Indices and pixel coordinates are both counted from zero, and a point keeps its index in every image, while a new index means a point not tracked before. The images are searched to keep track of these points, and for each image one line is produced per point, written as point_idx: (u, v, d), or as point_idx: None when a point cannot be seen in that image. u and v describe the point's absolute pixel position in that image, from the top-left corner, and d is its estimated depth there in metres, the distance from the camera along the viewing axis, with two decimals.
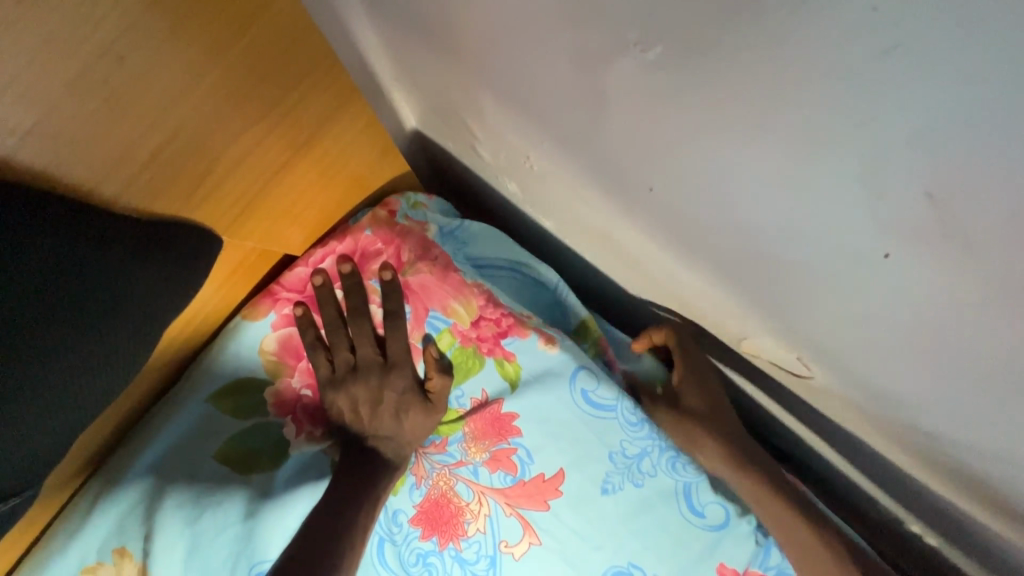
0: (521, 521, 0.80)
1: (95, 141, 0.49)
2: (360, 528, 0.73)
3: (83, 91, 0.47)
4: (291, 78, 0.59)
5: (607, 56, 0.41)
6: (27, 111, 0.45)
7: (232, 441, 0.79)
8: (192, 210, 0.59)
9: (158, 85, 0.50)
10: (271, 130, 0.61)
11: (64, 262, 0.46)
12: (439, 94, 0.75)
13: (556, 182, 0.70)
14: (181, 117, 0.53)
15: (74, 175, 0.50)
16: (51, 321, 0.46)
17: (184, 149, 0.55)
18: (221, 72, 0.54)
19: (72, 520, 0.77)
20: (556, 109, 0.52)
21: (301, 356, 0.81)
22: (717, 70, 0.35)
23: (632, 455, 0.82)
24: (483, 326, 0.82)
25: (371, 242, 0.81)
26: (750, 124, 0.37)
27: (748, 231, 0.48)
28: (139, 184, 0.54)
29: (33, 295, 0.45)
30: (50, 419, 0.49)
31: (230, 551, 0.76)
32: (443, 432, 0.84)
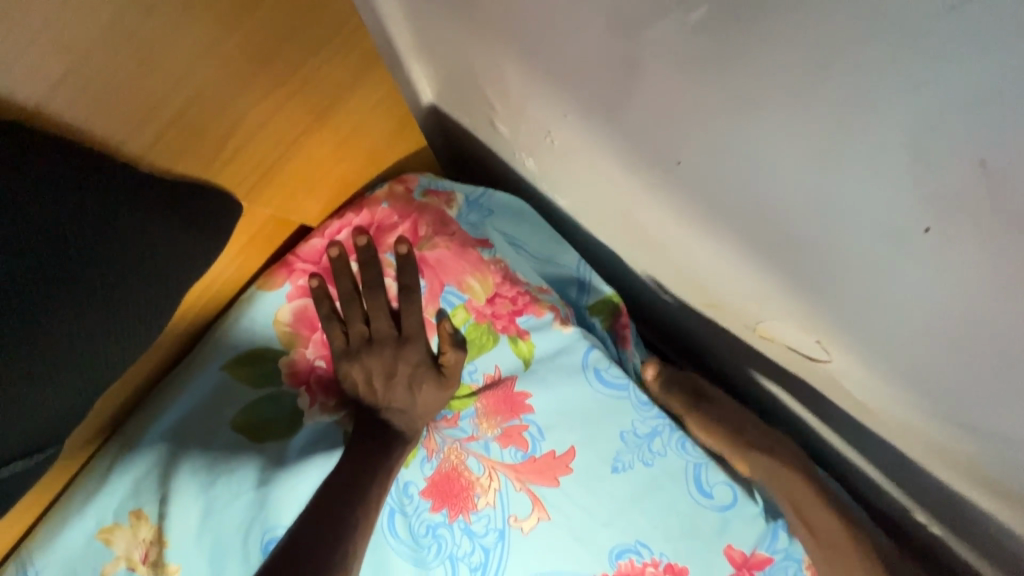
0: (531, 496, 0.81)
1: (121, 95, 0.49)
2: (373, 498, 0.74)
3: (112, 42, 0.47)
4: (316, 39, 0.58)
5: (645, 19, 0.39)
6: (58, 60, 0.45)
7: (246, 409, 0.80)
8: (213, 173, 0.58)
9: (185, 40, 0.50)
10: (295, 93, 0.60)
11: (81, 216, 0.46)
12: (461, 66, 0.74)
13: (578, 159, 0.69)
14: (206, 76, 0.53)
15: (100, 131, 0.49)
16: (69, 277, 0.46)
17: (210, 107, 0.55)
18: (247, 30, 0.53)
19: (89, 482, 0.78)
20: (585, 78, 0.51)
21: (316, 327, 0.81)
22: (764, 33, 0.34)
23: (643, 434, 0.83)
24: (498, 303, 0.82)
25: (387, 215, 0.81)
26: (794, 91, 0.36)
27: (778, 208, 0.47)
28: (163, 144, 0.53)
29: (48, 249, 0.44)
30: (69, 378, 0.49)
31: (244, 516, 0.77)
32: (454, 407, 0.85)
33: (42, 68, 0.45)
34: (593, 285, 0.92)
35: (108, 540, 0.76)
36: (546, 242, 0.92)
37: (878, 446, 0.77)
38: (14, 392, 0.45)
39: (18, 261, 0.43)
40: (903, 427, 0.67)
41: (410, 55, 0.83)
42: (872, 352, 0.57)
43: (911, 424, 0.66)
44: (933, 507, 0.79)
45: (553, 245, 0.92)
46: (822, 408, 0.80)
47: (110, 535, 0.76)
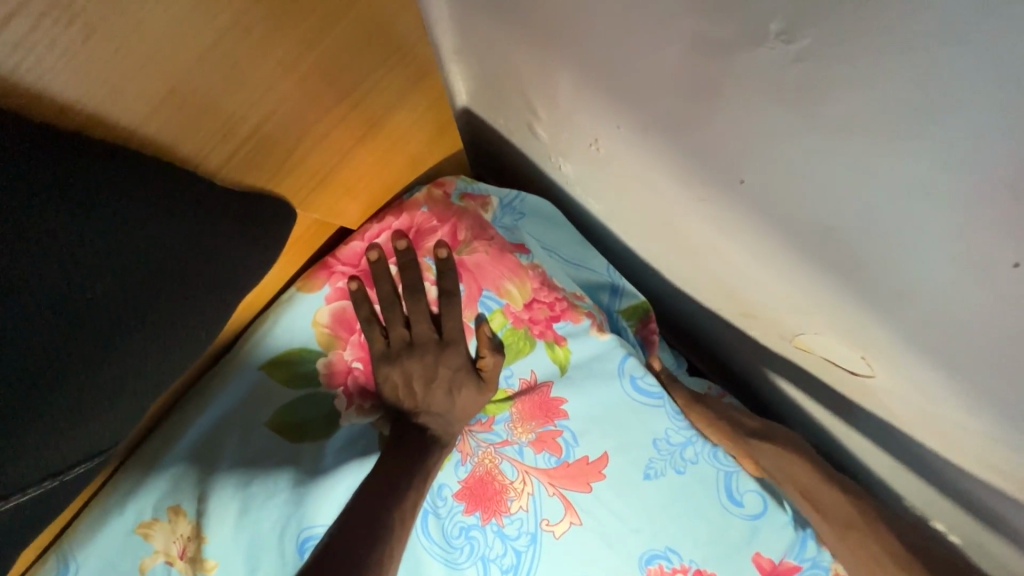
0: (563, 501, 0.82)
1: (205, 113, 0.49)
2: (411, 501, 0.75)
3: (204, 61, 0.46)
4: (385, 52, 0.58)
5: (738, 43, 0.40)
6: (152, 80, 0.44)
7: (285, 410, 0.81)
8: (277, 183, 0.58)
9: (270, 58, 0.49)
10: (360, 104, 0.60)
11: (156, 227, 0.45)
12: (508, 75, 0.75)
13: (625, 172, 0.70)
14: (284, 92, 0.53)
15: (182, 147, 0.49)
16: (144, 285, 0.45)
17: (283, 121, 0.55)
18: (325, 47, 0.53)
19: (129, 480, 0.78)
20: (656, 96, 0.52)
21: (354, 330, 0.82)
22: (868, 64, 0.34)
23: (676, 442, 0.84)
24: (536, 309, 0.82)
25: (426, 219, 0.81)
26: (889, 119, 0.37)
27: (848, 224, 0.48)
28: (237, 158, 0.53)
29: (125, 260, 0.44)
30: (125, 388, 0.48)
31: (279, 516, 0.77)
32: (489, 411, 0.85)
33: (135, 89, 0.44)
34: (626, 290, 0.91)
35: (148, 534, 0.76)
36: (577, 248, 0.92)
37: (908, 464, 0.77)
38: (86, 401, 0.45)
39: (96, 275, 0.42)
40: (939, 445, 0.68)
41: (452, 59, 0.83)
42: (927, 370, 0.58)
43: (954, 443, 0.66)
44: (959, 527, 0.79)
45: (585, 250, 0.91)
46: (853, 422, 0.80)
47: (149, 530, 0.76)
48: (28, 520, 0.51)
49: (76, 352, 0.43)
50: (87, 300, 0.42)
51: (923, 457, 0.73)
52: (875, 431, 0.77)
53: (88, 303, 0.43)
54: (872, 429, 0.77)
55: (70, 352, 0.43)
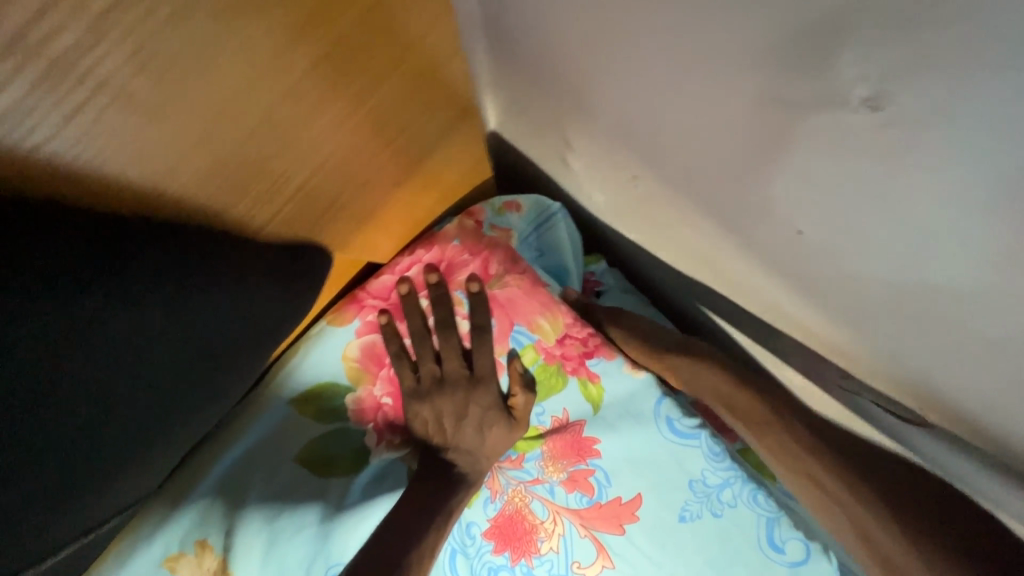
0: (595, 543, 0.79)
1: (255, 176, 0.48)
2: (429, 542, 0.72)
3: (260, 130, 0.45)
4: (428, 99, 0.57)
5: (816, 102, 0.37)
6: (210, 153, 0.44)
7: (314, 444, 0.79)
8: (319, 233, 0.58)
9: (320, 120, 0.49)
10: (400, 150, 0.60)
11: (202, 305, 0.43)
12: (546, 106, 0.72)
13: (668, 210, 0.67)
14: (331, 149, 0.52)
15: (233, 211, 0.48)
16: (183, 359, 0.44)
17: (328, 176, 0.54)
18: (371, 103, 0.52)
19: (156, 513, 0.77)
20: (712, 138, 0.49)
21: (383, 364, 0.81)
22: (966, 134, 0.31)
23: (713, 484, 0.80)
24: (568, 344, 0.82)
25: (457, 253, 0.81)
26: (974, 197, 0.33)
27: (921, 286, 0.43)
28: (284, 214, 0.53)
29: (167, 339, 0.42)
30: (163, 434, 0.48)
31: (308, 551, 0.76)
32: (520, 448, 0.83)
33: (185, 163, 0.43)
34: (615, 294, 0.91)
35: (174, 568, 0.74)
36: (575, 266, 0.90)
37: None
38: (123, 452, 0.45)
39: (137, 357, 0.41)
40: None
41: (486, 88, 0.81)
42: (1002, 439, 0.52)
43: None
44: None
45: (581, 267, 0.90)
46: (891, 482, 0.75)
47: (174, 565, 0.74)
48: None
49: (117, 419, 0.42)
50: (127, 373, 0.41)
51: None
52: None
53: (128, 376, 0.41)
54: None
55: (105, 423, 0.41)
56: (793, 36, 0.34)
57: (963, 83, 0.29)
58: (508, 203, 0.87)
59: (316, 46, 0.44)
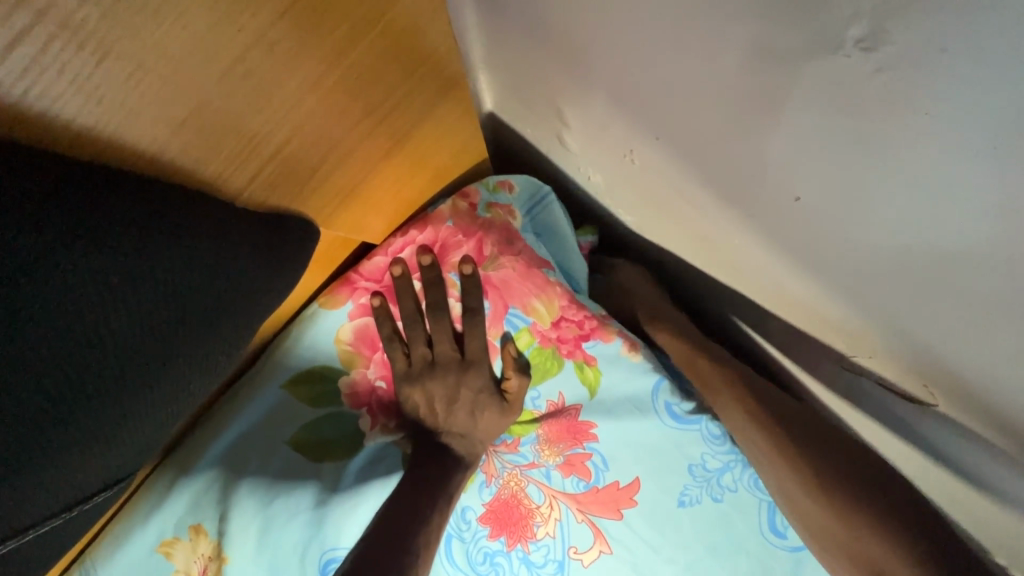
0: (592, 528, 0.78)
1: (229, 135, 0.47)
2: (435, 525, 0.72)
3: (231, 84, 0.44)
4: (412, 64, 0.56)
5: (808, 50, 0.35)
6: (179, 105, 0.43)
7: (307, 428, 0.79)
8: (301, 202, 0.57)
9: (296, 79, 0.48)
10: (385, 119, 0.58)
11: (175, 264, 0.42)
12: (539, 80, 0.71)
13: (664, 184, 0.66)
14: (309, 112, 0.51)
15: (207, 170, 0.48)
16: (161, 326, 0.43)
17: (308, 140, 0.53)
18: (350, 64, 0.51)
19: (150, 497, 0.76)
20: (706, 101, 0.47)
21: (376, 347, 0.80)
22: (965, 73, 0.29)
23: (712, 469, 0.79)
24: (564, 328, 0.81)
25: (451, 234, 0.79)
26: (972, 146, 0.32)
27: (922, 250, 0.42)
28: (262, 179, 0.52)
29: (141, 300, 0.41)
30: (148, 416, 0.46)
31: (302, 536, 0.75)
32: (515, 432, 0.82)
33: (154, 114, 0.42)
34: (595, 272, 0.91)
35: (169, 554, 0.74)
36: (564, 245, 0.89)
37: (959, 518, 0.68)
38: (106, 434, 0.43)
39: (112, 321, 0.40)
40: (1014, 506, 0.58)
41: (479, 63, 0.79)
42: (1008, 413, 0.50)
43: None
44: None
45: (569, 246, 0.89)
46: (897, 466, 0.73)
47: (170, 549, 0.75)
48: (39, 556, 0.50)
49: (94, 395, 0.40)
50: (101, 341, 0.39)
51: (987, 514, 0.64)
52: (920, 480, 0.69)
53: (102, 345, 0.40)
54: (914, 474, 0.69)
55: (82, 398, 0.40)
56: None
57: (961, 15, 0.27)
58: (503, 181, 0.85)
59: None
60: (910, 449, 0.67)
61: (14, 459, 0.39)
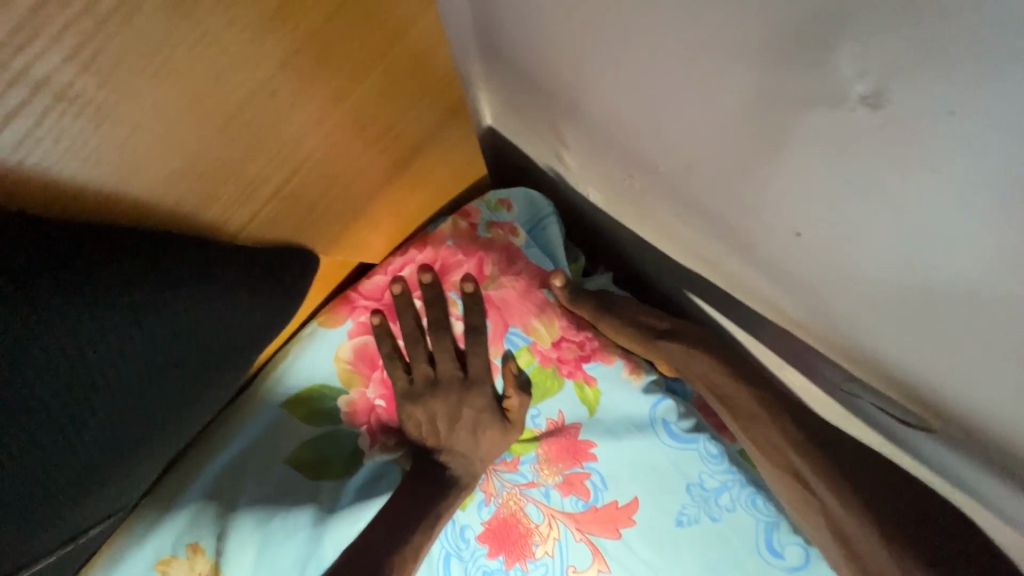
0: (591, 547, 0.78)
1: (228, 177, 0.47)
2: (416, 543, 0.72)
3: (231, 131, 0.44)
4: (413, 96, 0.56)
5: (813, 100, 0.35)
6: (177, 153, 0.42)
7: (306, 446, 0.79)
8: (301, 235, 0.57)
9: (296, 121, 0.48)
10: (384, 149, 0.58)
11: (178, 319, 0.42)
12: (539, 101, 0.71)
13: (663, 209, 0.66)
14: (309, 150, 0.51)
15: (206, 213, 0.47)
16: (155, 369, 0.42)
17: (310, 175, 0.53)
18: (350, 102, 0.51)
19: (146, 516, 0.75)
20: (707, 136, 0.47)
21: (376, 365, 0.80)
22: (975, 134, 0.29)
23: (710, 488, 0.79)
24: (564, 347, 0.81)
25: (451, 253, 0.80)
26: (976, 200, 0.32)
27: (922, 288, 0.41)
28: (262, 216, 0.52)
29: (134, 350, 0.40)
30: (145, 444, 0.47)
31: (301, 553, 0.75)
32: (515, 450, 0.82)
33: (150, 165, 0.41)
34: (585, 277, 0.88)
35: (165, 572, 0.73)
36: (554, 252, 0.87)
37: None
38: (104, 467, 0.44)
39: (104, 372, 0.39)
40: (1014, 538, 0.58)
41: (479, 81, 0.79)
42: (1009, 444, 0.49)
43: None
44: None
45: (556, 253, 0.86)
46: None
47: (167, 568, 0.73)
48: None
49: (86, 439, 0.41)
50: (94, 391, 0.39)
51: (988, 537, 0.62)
52: None
53: (94, 395, 0.39)
54: None
55: (74, 443, 0.40)
56: (786, 31, 0.33)
57: (963, 79, 0.27)
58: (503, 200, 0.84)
59: (288, 41, 0.42)
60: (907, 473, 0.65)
61: (23, 505, 0.40)
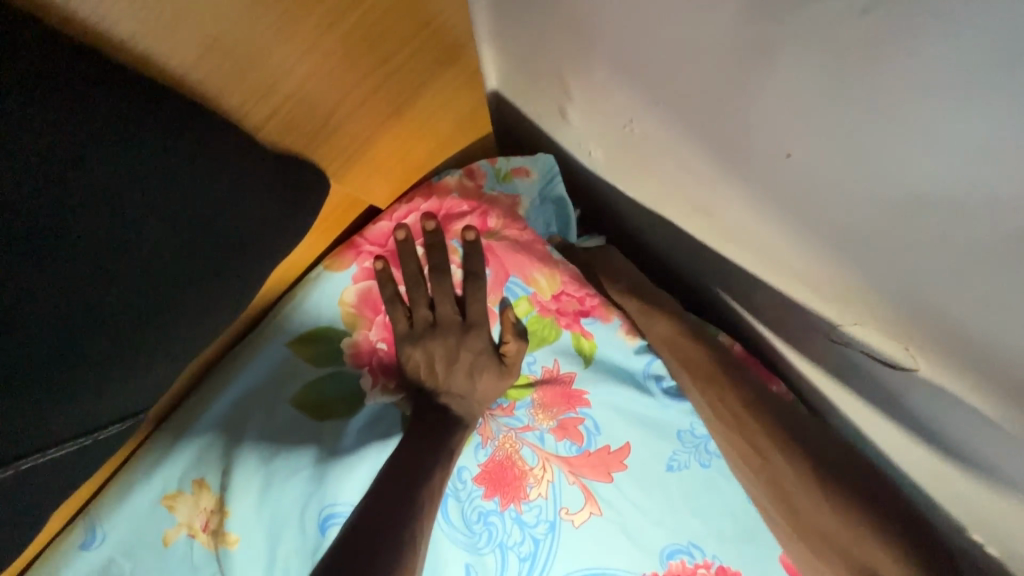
0: (584, 490, 0.81)
1: (247, 66, 0.49)
2: (438, 477, 0.74)
3: (256, 13, 0.47)
4: (424, 18, 0.59)
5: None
6: (205, 28, 0.45)
7: (308, 386, 0.81)
8: (313, 150, 0.59)
9: (313, 18, 0.50)
10: (396, 74, 0.61)
11: (197, 177, 0.47)
12: (545, 51, 0.73)
13: (663, 153, 0.68)
14: (325, 56, 0.53)
15: (225, 104, 0.50)
16: (178, 233, 0.47)
17: (323, 85, 0.55)
18: (365, 11, 0.54)
19: (153, 450, 0.78)
20: None
21: (379, 310, 0.83)
22: None
23: (700, 435, 0.82)
24: (564, 301, 0.84)
25: (455, 204, 0.83)
26: None
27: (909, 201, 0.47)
28: (277, 119, 0.54)
29: (163, 201, 0.45)
30: (162, 336, 0.50)
31: (301, 494, 0.77)
32: (511, 396, 0.85)
33: (180, 32, 0.45)
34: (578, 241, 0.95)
35: (172, 507, 0.77)
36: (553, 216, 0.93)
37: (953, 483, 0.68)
38: (124, 342, 0.47)
39: (138, 214, 0.44)
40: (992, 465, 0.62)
41: (485, 37, 0.81)
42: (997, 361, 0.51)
43: (1002, 461, 0.61)
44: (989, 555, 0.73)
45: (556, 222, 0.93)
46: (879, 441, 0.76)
47: (173, 503, 0.77)
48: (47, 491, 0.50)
49: (117, 287, 0.45)
50: (129, 235, 0.44)
51: (978, 466, 0.64)
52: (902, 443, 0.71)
53: (128, 240, 0.44)
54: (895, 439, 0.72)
55: (106, 285, 0.44)
56: None
57: None
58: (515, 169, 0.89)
59: None
60: (888, 421, 0.72)
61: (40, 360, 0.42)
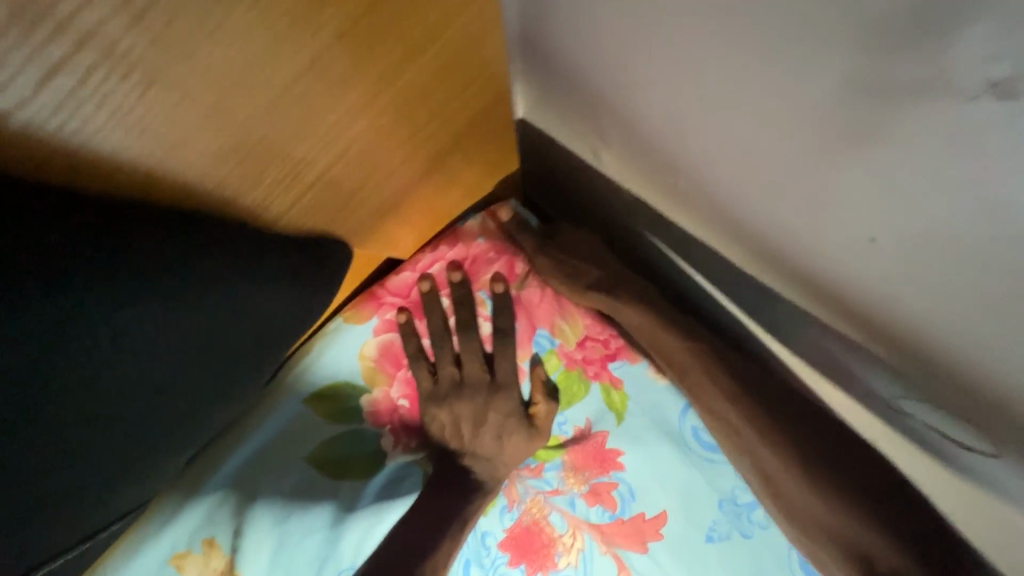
0: (617, 561, 0.75)
1: (269, 161, 0.45)
2: (445, 548, 0.72)
3: (280, 107, 0.42)
4: (460, 84, 0.54)
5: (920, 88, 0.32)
6: (223, 134, 0.41)
7: (325, 445, 0.76)
8: (339, 225, 0.55)
9: (343, 103, 0.46)
10: (427, 137, 0.56)
11: (215, 302, 0.41)
12: (583, 98, 0.68)
13: (711, 214, 0.62)
14: (354, 135, 0.49)
15: (249, 200, 0.46)
16: (188, 359, 0.41)
17: (351, 161, 0.51)
18: (399, 88, 0.49)
19: (164, 507, 0.74)
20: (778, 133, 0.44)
21: (401, 364, 0.77)
22: None
23: (743, 503, 0.75)
24: (590, 348, 0.79)
25: (483, 251, 0.79)
26: None
27: None
28: (301, 206, 0.50)
29: (172, 336, 0.39)
30: (163, 446, 0.46)
31: (315, 556, 0.73)
32: (539, 456, 0.79)
33: (197, 142, 0.40)
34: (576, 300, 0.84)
35: (180, 567, 0.72)
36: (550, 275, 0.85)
37: None
38: (113, 469, 0.43)
39: (146, 355, 0.39)
40: None
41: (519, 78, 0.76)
42: None
43: None
44: None
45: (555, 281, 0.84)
46: None
47: (182, 563, 0.72)
48: None
49: (113, 424, 0.40)
50: (133, 374, 0.39)
51: None
52: None
53: (132, 379, 0.39)
54: None
55: (101, 427, 0.39)
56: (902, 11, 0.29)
57: None
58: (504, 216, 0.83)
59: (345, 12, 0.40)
60: None
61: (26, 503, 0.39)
